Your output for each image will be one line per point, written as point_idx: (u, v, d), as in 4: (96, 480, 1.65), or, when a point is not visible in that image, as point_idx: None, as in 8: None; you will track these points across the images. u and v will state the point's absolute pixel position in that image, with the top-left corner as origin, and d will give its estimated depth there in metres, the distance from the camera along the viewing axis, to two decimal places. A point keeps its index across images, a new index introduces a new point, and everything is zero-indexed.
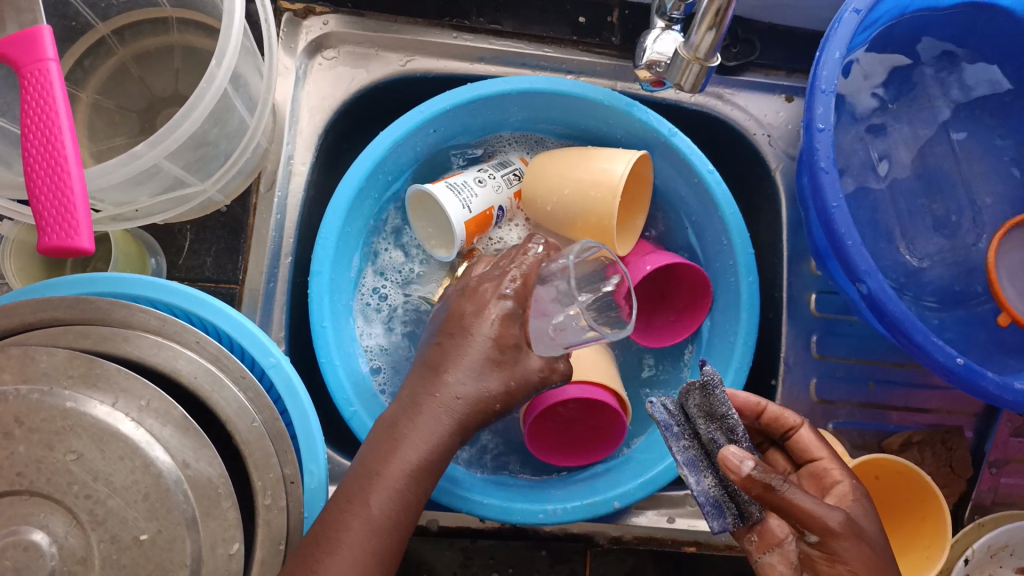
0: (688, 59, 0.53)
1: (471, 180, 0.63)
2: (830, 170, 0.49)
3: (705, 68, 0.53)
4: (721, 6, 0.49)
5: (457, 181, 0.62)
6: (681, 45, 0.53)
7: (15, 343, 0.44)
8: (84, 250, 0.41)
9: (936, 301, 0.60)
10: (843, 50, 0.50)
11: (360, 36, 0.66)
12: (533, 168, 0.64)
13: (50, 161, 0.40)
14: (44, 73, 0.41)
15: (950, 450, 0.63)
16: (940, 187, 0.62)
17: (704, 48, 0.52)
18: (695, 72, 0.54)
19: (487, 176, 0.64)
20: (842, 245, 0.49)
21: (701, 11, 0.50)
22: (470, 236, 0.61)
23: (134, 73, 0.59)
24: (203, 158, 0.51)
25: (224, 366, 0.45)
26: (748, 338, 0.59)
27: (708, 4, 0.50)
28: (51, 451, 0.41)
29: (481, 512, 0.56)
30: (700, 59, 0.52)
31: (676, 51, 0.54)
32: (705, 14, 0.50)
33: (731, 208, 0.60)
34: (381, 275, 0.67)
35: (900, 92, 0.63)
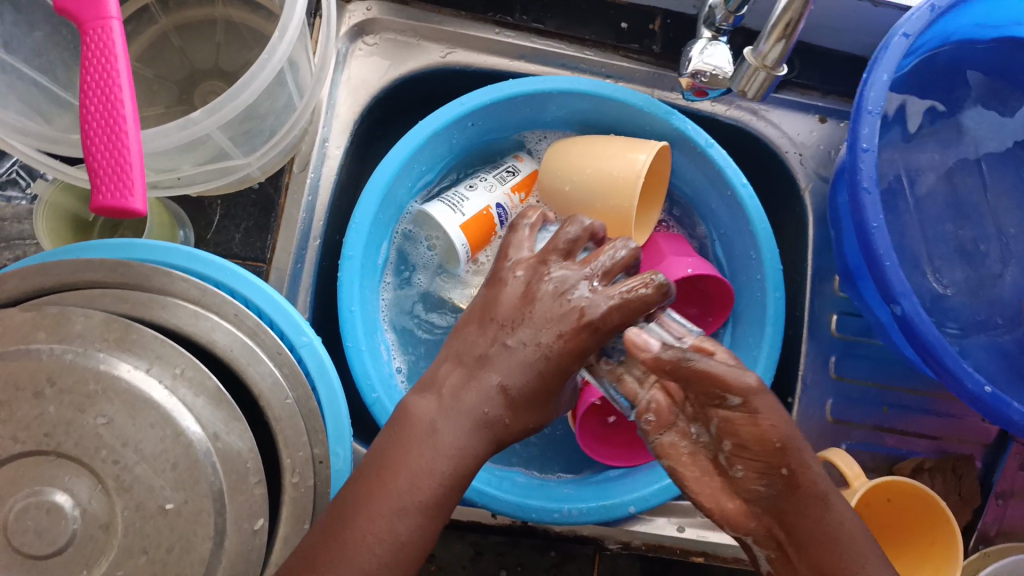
0: (755, 66, 0.54)
1: (461, 187, 0.63)
2: (872, 190, 0.49)
3: (771, 77, 0.54)
4: (792, 19, 0.50)
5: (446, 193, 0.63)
6: (750, 52, 0.54)
7: (52, 303, 0.43)
8: (137, 212, 0.41)
9: (958, 330, 0.61)
10: (891, 74, 0.50)
11: (403, 24, 0.66)
12: (548, 158, 0.64)
13: (109, 118, 0.41)
14: (106, 31, 0.42)
15: (960, 478, 0.64)
16: (967, 218, 0.63)
17: (773, 57, 0.52)
18: (761, 80, 0.55)
19: (477, 179, 0.64)
20: (879, 265, 0.49)
21: (771, 22, 0.51)
22: (471, 240, 0.61)
23: (174, 43, 0.58)
24: (251, 131, 0.51)
25: (261, 341, 0.45)
26: (772, 353, 0.60)
27: (777, 16, 0.50)
28: (81, 414, 0.40)
29: (496, 507, 0.56)
30: (769, 67, 0.53)
31: (744, 57, 0.54)
32: (774, 26, 0.51)
33: (762, 222, 0.61)
34: (414, 275, 0.67)
35: (936, 121, 0.64)
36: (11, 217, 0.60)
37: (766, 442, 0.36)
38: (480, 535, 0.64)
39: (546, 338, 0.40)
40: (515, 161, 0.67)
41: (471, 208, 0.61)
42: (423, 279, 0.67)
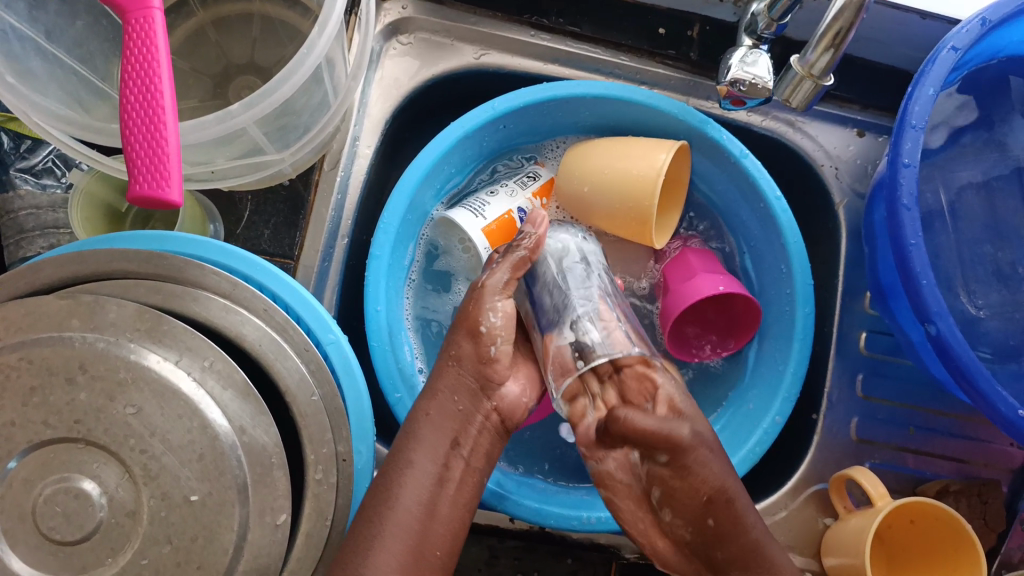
0: (801, 74, 0.53)
1: (484, 192, 0.63)
2: (911, 208, 0.48)
3: (817, 87, 0.53)
4: (842, 29, 0.49)
5: (470, 198, 0.63)
6: (796, 60, 0.53)
7: (87, 291, 0.44)
8: (173, 203, 0.42)
9: (990, 353, 0.60)
10: (937, 88, 0.49)
11: (437, 24, 0.66)
12: (565, 162, 0.64)
13: (149, 109, 0.41)
14: (149, 20, 0.42)
15: (986, 504, 0.62)
16: (1005, 239, 0.62)
17: (819, 67, 0.52)
18: (807, 90, 0.54)
19: (500, 184, 0.64)
20: (915, 283, 0.48)
21: (819, 33, 0.51)
22: (495, 245, 0.61)
23: (212, 37, 0.59)
24: (286, 127, 0.51)
25: (289, 337, 0.45)
26: (799, 369, 0.59)
27: (826, 26, 0.50)
28: (111, 402, 0.40)
29: (514, 511, 0.57)
30: (815, 77, 0.53)
31: (789, 66, 0.54)
32: (822, 36, 0.50)
33: (794, 236, 0.60)
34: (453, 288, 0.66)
35: (975, 137, 0.63)
36: (45, 205, 0.61)
37: (697, 495, 0.46)
38: (496, 540, 0.63)
39: (463, 349, 0.52)
40: (539, 167, 0.67)
41: (492, 212, 0.61)
42: (461, 289, 0.66)
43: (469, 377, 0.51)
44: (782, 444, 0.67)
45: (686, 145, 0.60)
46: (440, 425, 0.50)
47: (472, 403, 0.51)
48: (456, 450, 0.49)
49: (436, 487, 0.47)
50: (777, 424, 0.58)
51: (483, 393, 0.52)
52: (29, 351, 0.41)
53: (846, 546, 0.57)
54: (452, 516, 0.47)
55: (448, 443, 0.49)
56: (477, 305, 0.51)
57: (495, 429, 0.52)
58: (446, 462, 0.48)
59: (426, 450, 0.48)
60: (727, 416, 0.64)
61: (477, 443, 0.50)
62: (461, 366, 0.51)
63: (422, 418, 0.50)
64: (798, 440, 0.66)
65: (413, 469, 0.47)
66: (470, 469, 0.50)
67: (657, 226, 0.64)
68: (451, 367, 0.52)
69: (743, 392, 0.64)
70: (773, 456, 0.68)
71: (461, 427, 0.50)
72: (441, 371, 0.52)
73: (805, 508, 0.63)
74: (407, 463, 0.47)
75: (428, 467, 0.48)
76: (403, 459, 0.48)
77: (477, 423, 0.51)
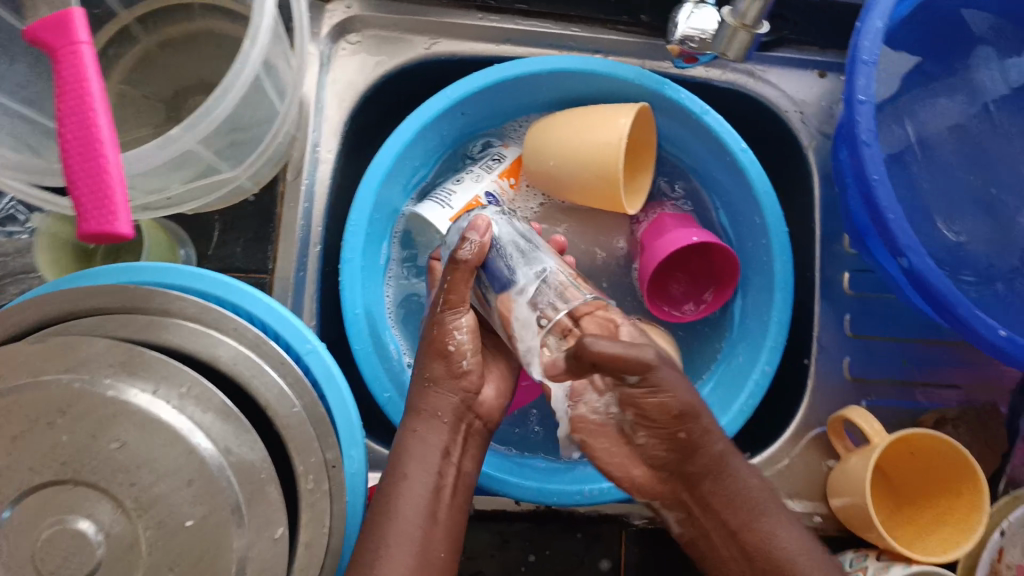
0: (734, 26, 0.53)
1: (450, 182, 0.63)
2: (871, 144, 0.48)
3: (752, 36, 0.53)
4: None
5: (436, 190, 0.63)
6: (727, 11, 0.53)
7: (57, 333, 0.44)
8: (124, 235, 0.41)
9: (974, 277, 0.59)
10: (885, 20, 0.49)
11: (386, 20, 0.65)
12: (527, 142, 0.63)
13: (87, 145, 0.41)
14: (77, 56, 0.42)
15: (987, 428, 0.62)
16: (982, 166, 0.61)
17: (751, 15, 0.52)
18: (743, 40, 0.53)
19: (465, 172, 0.64)
20: (881, 218, 0.48)
21: None
22: None
23: (158, 61, 0.58)
24: (237, 143, 0.51)
25: (264, 353, 0.45)
26: (783, 317, 0.59)
27: None
28: (95, 439, 0.40)
29: (518, 494, 0.57)
30: (748, 25, 0.52)
31: (721, 20, 0.53)
32: None
33: (764, 186, 0.59)
34: None
35: (937, 66, 0.62)
36: (12, 252, 0.61)
37: (667, 411, 0.44)
38: (504, 524, 0.64)
39: (439, 373, 0.49)
40: (503, 148, 0.66)
41: (459, 201, 0.60)
42: None
43: (450, 396, 0.49)
44: (778, 393, 0.67)
45: (645, 105, 0.59)
46: (427, 440, 0.48)
47: (456, 415, 0.49)
48: (448, 460, 0.48)
49: (433, 496, 0.46)
50: (767, 373, 0.59)
51: (465, 407, 0.50)
52: (7, 400, 0.41)
53: (850, 488, 0.58)
54: (455, 524, 0.47)
55: (439, 454, 0.48)
56: (441, 328, 0.49)
57: (477, 434, 0.52)
58: (440, 472, 0.47)
59: (418, 463, 0.47)
60: (719, 371, 0.64)
61: (466, 449, 0.50)
62: (439, 389, 0.49)
63: (410, 434, 0.48)
64: (794, 388, 0.66)
65: (410, 482, 0.46)
66: (462, 476, 0.49)
67: (631, 192, 0.63)
68: (430, 390, 0.49)
69: (733, 346, 0.64)
70: (770, 406, 0.68)
71: (449, 439, 0.49)
72: (420, 397, 0.49)
73: (809, 454, 0.63)
74: (402, 477, 0.46)
75: (423, 478, 0.46)
76: (397, 475, 0.46)
77: (465, 429, 0.50)
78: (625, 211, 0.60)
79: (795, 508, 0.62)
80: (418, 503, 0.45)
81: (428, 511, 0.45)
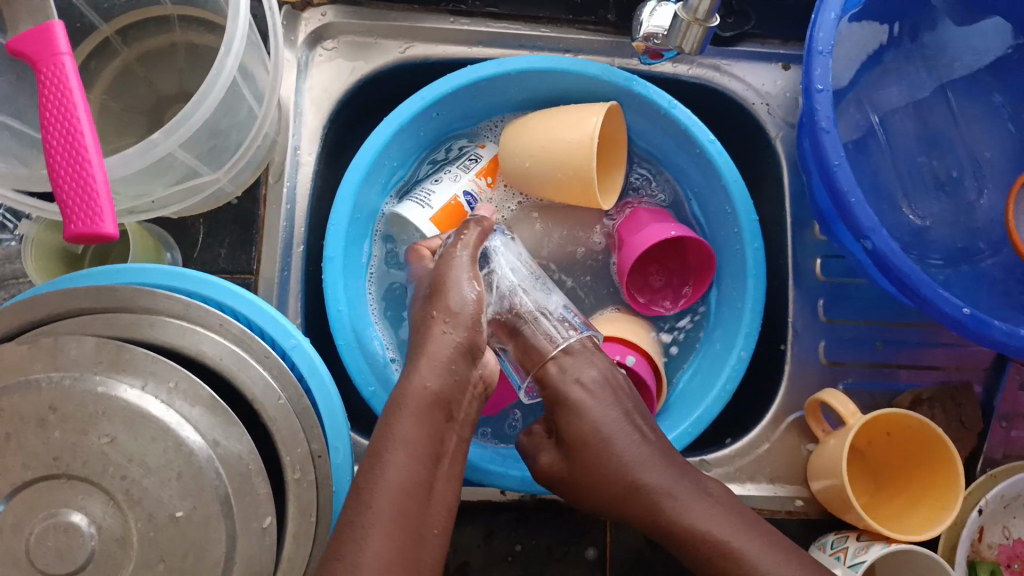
0: (688, 20, 0.54)
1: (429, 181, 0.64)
2: (829, 131, 0.50)
3: (705, 30, 0.55)
4: None
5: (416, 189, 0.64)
6: (680, 8, 0.54)
7: (46, 333, 0.45)
8: (110, 235, 0.43)
9: (941, 260, 0.63)
10: (839, 12, 0.51)
11: (359, 26, 0.66)
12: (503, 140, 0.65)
13: (72, 151, 0.43)
14: (59, 66, 0.44)
15: (960, 406, 0.64)
16: (939, 148, 0.65)
17: (703, 9, 0.53)
18: (695, 34, 0.55)
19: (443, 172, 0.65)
20: (845, 203, 0.50)
21: None
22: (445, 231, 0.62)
23: (140, 71, 0.59)
24: (217, 146, 0.53)
25: (248, 347, 0.47)
26: (756, 304, 0.61)
27: None
28: (85, 435, 0.41)
29: (504, 484, 0.59)
30: (700, 20, 0.54)
31: (675, 15, 0.55)
32: None
33: (732, 176, 0.61)
34: None
35: (895, 54, 0.65)
36: (3, 258, 0.62)
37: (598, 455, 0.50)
38: (492, 514, 0.65)
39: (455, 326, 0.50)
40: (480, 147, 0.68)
41: (438, 200, 0.62)
42: None
43: (457, 339, 0.50)
44: (755, 379, 0.69)
45: (616, 104, 0.61)
46: (430, 400, 0.47)
47: (466, 372, 0.49)
48: (451, 424, 0.48)
49: (433, 463, 0.45)
50: (743, 359, 0.60)
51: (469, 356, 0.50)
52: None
53: (828, 469, 0.59)
54: (450, 493, 0.46)
55: (443, 417, 0.47)
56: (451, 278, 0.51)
57: (478, 396, 0.51)
58: (440, 436, 0.46)
59: (421, 424, 0.46)
60: (698, 359, 0.65)
61: (466, 411, 0.49)
62: (447, 328, 0.50)
63: (418, 391, 0.47)
64: (770, 373, 0.68)
65: (411, 447, 0.45)
66: (458, 443, 0.48)
67: (604, 188, 0.65)
68: (439, 330, 0.50)
69: (710, 334, 0.65)
70: (748, 391, 0.70)
71: (453, 396, 0.48)
72: (432, 339, 0.49)
73: (786, 438, 0.65)
74: (397, 441, 0.45)
75: (420, 444, 0.45)
76: (397, 437, 0.45)
77: (468, 389, 0.50)
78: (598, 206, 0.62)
79: (776, 491, 0.64)
80: (409, 472, 0.44)
81: (418, 481, 0.44)
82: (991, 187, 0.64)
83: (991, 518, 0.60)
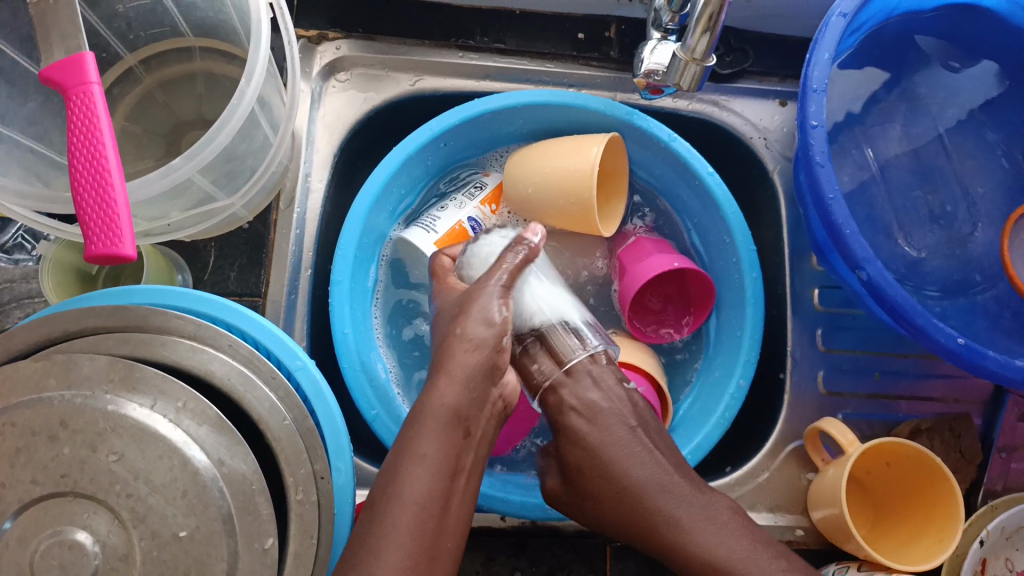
0: (686, 60, 0.56)
1: (435, 207, 0.66)
2: (825, 165, 0.52)
3: (702, 68, 0.56)
4: (714, 12, 0.53)
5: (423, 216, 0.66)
6: (678, 48, 0.56)
7: (59, 351, 0.46)
8: (127, 256, 0.44)
9: (938, 291, 0.64)
10: (832, 52, 0.53)
11: (371, 59, 0.69)
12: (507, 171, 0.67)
13: (96, 175, 0.44)
14: (88, 95, 0.45)
15: (959, 438, 0.64)
16: (933, 183, 0.66)
17: (700, 49, 0.55)
18: (694, 72, 0.57)
19: (449, 199, 0.67)
20: (841, 235, 0.51)
21: (695, 16, 0.53)
22: None
23: (159, 98, 0.62)
24: (233, 173, 0.54)
25: (256, 367, 0.48)
26: (755, 332, 0.62)
27: (701, 10, 0.53)
28: (94, 452, 0.42)
29: (502, 509, 0.59)
30: (697, 59, 0.56)
31: (672, 55, 0.57)
32: (698, 19, 0.53)
33: (731, 208, 0.63)
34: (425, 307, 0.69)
35: (890, 92, 0.67)
36: (19, 277, 0.64)
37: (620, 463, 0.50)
38: (491, 540, 0.65)
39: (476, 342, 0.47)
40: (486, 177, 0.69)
41: (443, 225, 0.64)
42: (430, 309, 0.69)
43: (480, 364, 0.47)
44: (754, 408, 0.70)
45: (616, 134, 0.63)
46: (448, 417, 0.46)
47: (483, 395, 0.48)
48: (468, 441, 0.46)
49: (448, 478, 0.44)
50: (742, 387, 0.61)
51: (490, 380, 0.48)
52: (11, 415, 0.43)
53: (827, 498, 0.59)
54: (464, 508, 0.45)
55: (462, 435, 0.46)
56: (476, 307, 0.49)
57: (496, 416, 0.49)
58: (457, 454, 0.45)
59: (438, 440, 0.45)
60: (698, 387, 0.66)
61: (482, 429, 0.48)
62: (472, 354, 0.47)
63: (435, 409, 0.46)
64: (770, 401, 0.68)
65: (429, 463, 0.44)
66: (474, 463, 0.47)
67: (605, 216, 0.66)
68: (463, 355, 0.47)
69: (709, 362, 0.66)
70: (746, 420, 0.70)
71: (470, 417, 0.47)
72: (451, 359, 0.47)
73: (786, 466, 0.65)
74: (418, 456, 0.44)
75: (439, 460, 0.44)
76: (415, 453, 0.44)
77: (487, 407, 0.48)
78: (600, 234, 0.64)
79: (776, 521, 0.64)
80: (430, 491, 0.43)
81: (440, 498, 0.43)
82: (984, 221, 0.65)
83: (993, 552, 0.60)
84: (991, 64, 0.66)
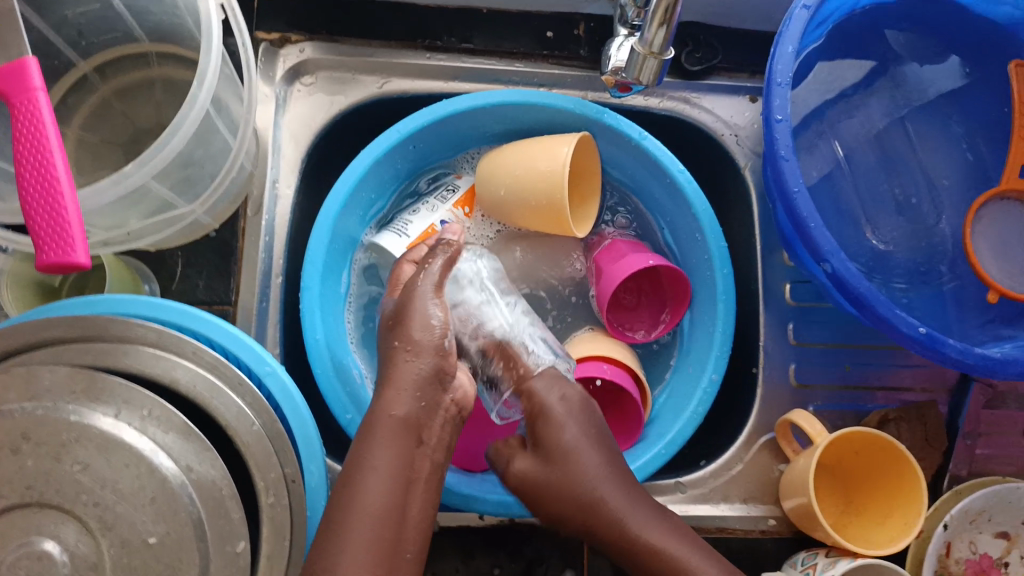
0: (643, 54, 0.56)
1: (406, 211, 0.66)
2: (790, 158, 0.52)
3: (661, 62, 0.57)
4: (669, 6, 0.53)
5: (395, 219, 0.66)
6: (636, 42, 0.56)
7: (19, 364, 0.46)
8: (81, 265, 0.44)
9: (904, 283, 0.65)
10: (796, 45, 0.53)
11: (337, 61, 0.68)
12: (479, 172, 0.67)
13: (45, 183, 0.44)
14: (33, 102, 0.45)
15: (925, 423, 0.66)
16: (898, 175, 0.67)
17: (658, 43, 0.55)
18: (653, 66, 0.57)
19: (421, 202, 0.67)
20: (804, 227, 0.52)
21: (653, 9, 0.54)
22: None
23: (116, 107, 0.61)
24: (190, 178, 0.54)
25: (222, 374, 0.48)
26: (727, 326, 0.62)
27: (657, 3, 0.53)
28: (59, 462, 0.42)
29: (480, 508, 0.59)
30: (655, 53, 0.56)
31: (632, 48, 0.57)
32: (655, 12, 0.54)
33: (702, 205, 0.63)
34: None
35: (859, 88, 0.68)
36: None
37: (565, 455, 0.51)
38: (468, 538, 0.65)
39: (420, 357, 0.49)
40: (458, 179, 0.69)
41: (415, 228, 0.64)
42: None
43: (425, 368, 0.49)
44: (727, 402, 0.71)
45: (586, 133, 0.62)
46: (402, 424, 0.47)
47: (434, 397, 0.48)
48: (423, 448, 0.47)
49: (404, 487, 0.45)
50: (714, 381, 0.61)
51: (439, 384, 0.49)
52: None
53: (796, 488, 0.60)
54: (425, 517, 0.46)
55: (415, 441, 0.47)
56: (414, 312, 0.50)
57: (453, 420, 0.50)
58: (413, 462, 0.46)
59: (391, 450, 0.46)
60: (673, 381, 0.67)
61: (439, 435, 0.48)
62: (418, 360, 0.49)
63: (384, 419, 0.47)
64: (742, 395, 0.69)
65: (382, 472, 0.44)
66: (436, 469, 0.48)
67: (576, 216, 0.66)
68: (408, 361, 0.48)
69: (683, 358, 0.67)
70: (720, 413, 0.71)
71: (423, 423, 0.48)
72: (399, 368, 0.48)
73: (759, 458, 0.66)
74: (371, 468, 0.45)
75: (393, 468, 0.45)
76: (367, 465, 0.45)
77: (438, 415, 0.49)
78: (572, 234, 0.64)
79: (749, 512, 0.65)
80: (384, 499, 0.44)
81: (396, 507, 0.44)
82: (948, 213, 0.66)
83: (959, 535, 0.62)
84: (959, 60, 0.67)
